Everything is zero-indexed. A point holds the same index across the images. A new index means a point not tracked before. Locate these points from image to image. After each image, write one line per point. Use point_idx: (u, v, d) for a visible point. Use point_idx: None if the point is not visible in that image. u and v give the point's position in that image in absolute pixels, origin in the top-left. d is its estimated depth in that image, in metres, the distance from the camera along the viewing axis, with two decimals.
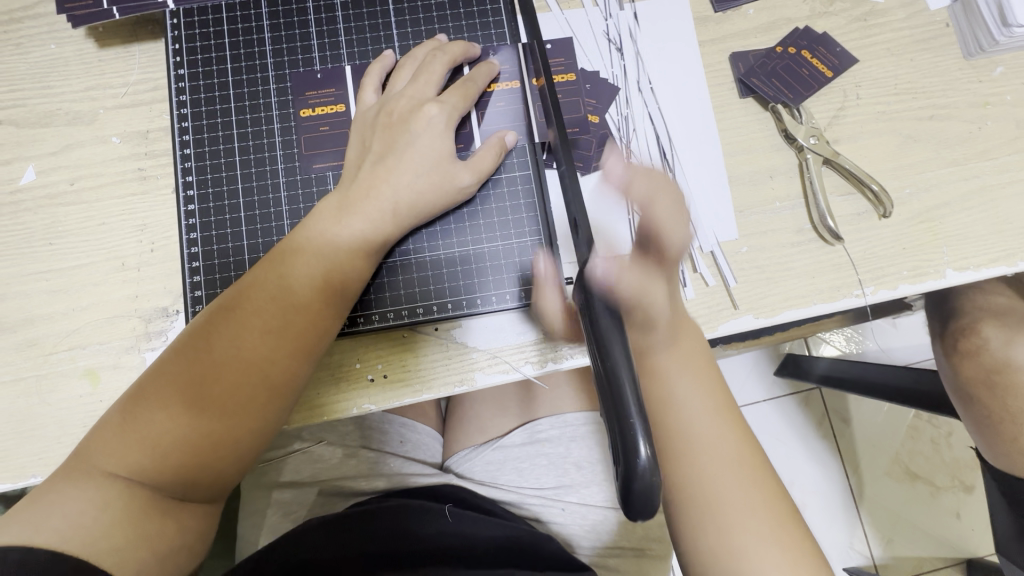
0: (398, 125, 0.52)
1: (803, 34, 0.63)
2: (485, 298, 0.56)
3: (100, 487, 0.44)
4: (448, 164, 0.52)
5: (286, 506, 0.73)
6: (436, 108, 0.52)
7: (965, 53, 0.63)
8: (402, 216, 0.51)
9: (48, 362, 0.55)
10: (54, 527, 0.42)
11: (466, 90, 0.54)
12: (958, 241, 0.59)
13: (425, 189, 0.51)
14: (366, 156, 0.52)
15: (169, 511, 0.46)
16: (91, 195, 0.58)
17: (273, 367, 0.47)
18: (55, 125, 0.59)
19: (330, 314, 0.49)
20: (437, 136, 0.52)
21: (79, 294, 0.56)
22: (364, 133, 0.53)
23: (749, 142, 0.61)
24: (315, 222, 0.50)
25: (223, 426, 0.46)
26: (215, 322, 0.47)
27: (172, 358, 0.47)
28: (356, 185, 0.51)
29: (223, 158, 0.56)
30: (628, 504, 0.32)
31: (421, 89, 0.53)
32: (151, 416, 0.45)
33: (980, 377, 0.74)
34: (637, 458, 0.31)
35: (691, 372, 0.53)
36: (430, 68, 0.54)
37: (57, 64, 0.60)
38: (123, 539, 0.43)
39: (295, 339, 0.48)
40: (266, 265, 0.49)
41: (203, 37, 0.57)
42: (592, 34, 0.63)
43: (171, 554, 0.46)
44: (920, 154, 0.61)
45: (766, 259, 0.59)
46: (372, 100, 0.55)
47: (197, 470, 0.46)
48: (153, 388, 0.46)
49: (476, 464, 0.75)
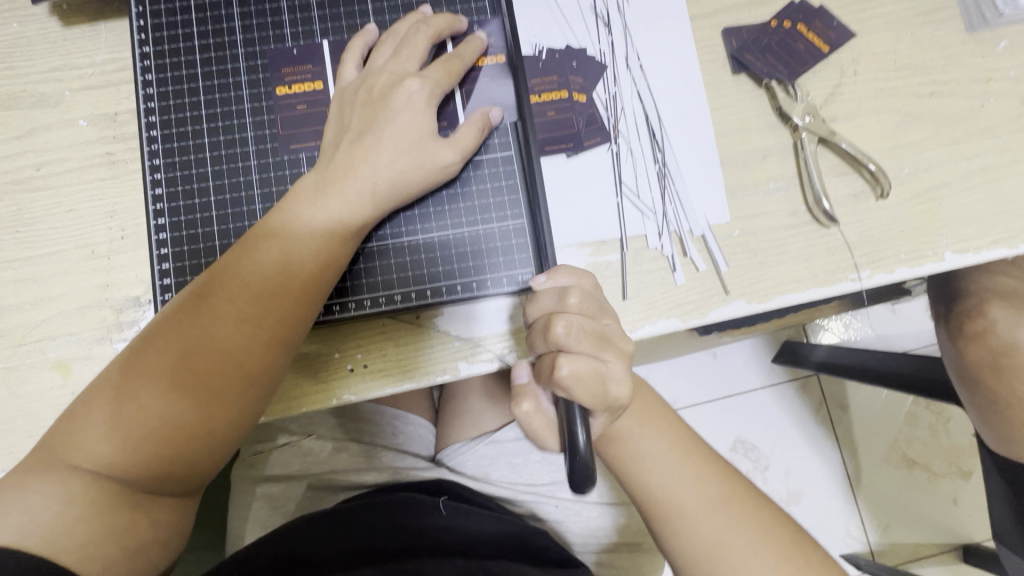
0: (378, 101, 0.50)
1: (799, 7, 0.61)
2: (466, 285, 0.54)
3: (64, 480, 0.43)
4: (429, 142, 0.50)
5: (273, 499, 0.71)
6: (417, 84, 0.50)
7: (968, 26, 0.60)
8: (381, 197, 0.49)
9: (17, 354, 0.53)
10: (17, 522, 0.41)
11: (450, 67, 0.52)
12: (958, 222, 0.57)
13: (405, 168, 0.49)
14: (344, 135, 0.50)
15: (137, 505, 0.44)
16: (57, 180, 0.56)
17: (249, 355, 0.46)
18: (20, 108, 0.56)
19: (306, 299, 0.47)
20: (417, 113, 0.50)
21: (49, 283, 0.54)
22: (343, 109, 0.51)
23: (742, 120, 0.59)
24: (290, 204, 0.48)
25: (196, 418, 0.45)
26: (186, 310, 0.46)
27: (143, 344, 0.45)
28: (333, 164, 0.49)
29: (192, 140, 0.53)
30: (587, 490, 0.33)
31: (403, 64, 0.51)
32: (121, 406, 0.44)
33: (985, 360, 0.73)
34: (576, 448, 0.39)
35: (655, 431, 0.51)
36: (412, 44, 0.52)
37: (20, 44, 0.57)
38: (86, 535, 0.42)
39: (271, 326, 0.46)
40: (239, 248, 0.47)
41: (170, 14, 0.55)
42: (578, 9, 0.60)
43: (141, 551, 0.45)
44: (920, 132, 0.59)
45: (758, 243, 0.57)
46: (352, 76, 0.53)
47: (169, 462, 0.45)
48: (123, 377, 0.45)
49: (467, 459, 0.72)
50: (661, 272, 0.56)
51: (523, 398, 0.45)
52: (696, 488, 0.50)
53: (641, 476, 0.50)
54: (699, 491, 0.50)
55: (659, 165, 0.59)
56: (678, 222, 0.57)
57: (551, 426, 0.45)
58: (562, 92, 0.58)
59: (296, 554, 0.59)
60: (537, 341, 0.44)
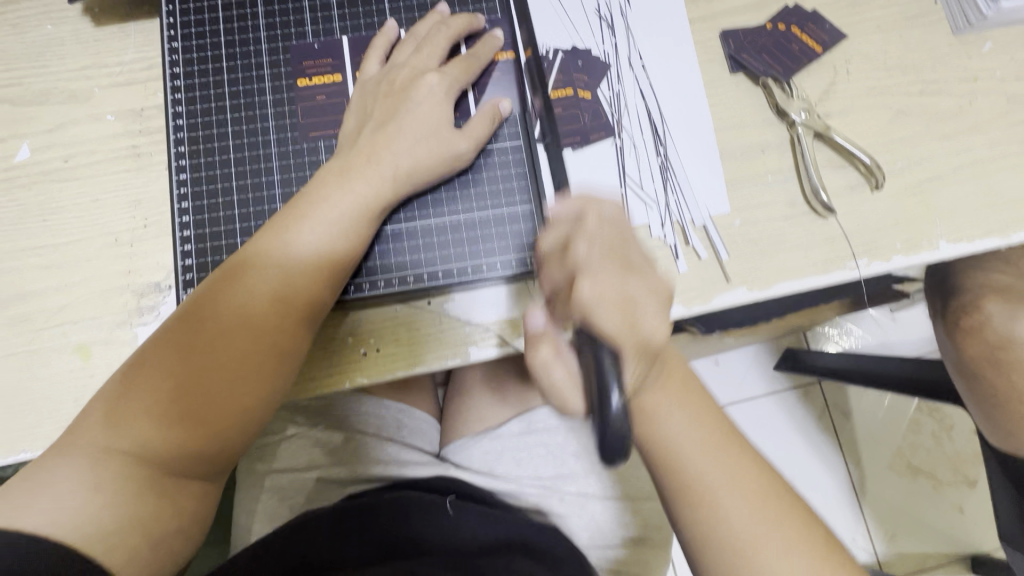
0: (400, 93, 0.53)
1: (793, 11, 0.64)
2: (476, 267, 0.55)
3: (94, 465, 0.44)
4: (445, 131, 0.53)
5: (281, 491, 0.72)
6: (436, 79, 0.54)
7: (953, 29, 0.64)
8: (402, 182, 0.52)
9: (39, 338, 0.55)
10: (46, 509, 0.42)
11: (468, 65, 0.56)
12: (951, 213, 0.59)
13: (425, 156, 0.52)
14: (367, 123, 0.53)
15: (164, 492, 0.45)
16: (84, 171, 0.58)
17: (281, 332, 0.48)
18: (50, 104, 0.59)
19: (333, 279, 0.50)
20: (437, 105, 0.53)
21: (72, 270, 0.56)
22: (366, 101, 0.54)
23: (740, 117, 0.62)
24: (314, 192, 0.51)
25: (233, 395, 0.46)
26: (219, 290, 0.48)
27: (176, 325, 0.47)
28: (356, 150, 0.52)
29: (216, 129, 0.56)
30: (604, 443, 0.37)
31: (424, 61, 0.55)
32: (156, 383, 0.45)
33: (982, 353, 0.74)
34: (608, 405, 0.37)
35: (691, 415, 0.51)
36: (434, 42, 0.55)
37: (53, 44, 0.60)
38: (114, 523, 0.43)
39: (300, 304, 0.49)
40: (267, 232, 0.50)
41: (198, 12, 0.58)
42: (583, 12, 0.64)
43: (165, 540, 0.45)
44: (911, 128, 0.61)
45: (758, 233, 0.59)
46: (374, 70, 0.56)
47: (203, 438, 0.46)
48: (156, 355, 0.46)
49: (472, 453, 0.73)
50: (665, 260, 0.58)
51: (541, 343, 0.46)
52: (729, 476, 0.49)
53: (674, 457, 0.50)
54: (733, 479, 0.49)
55: (661, 159, 0.61)
56: (681, 213, 0.59)
57: (571, 376, 0.44)
58: (569, 90, 0.61)
59: (307, 557, 0.60)
60: (555, 270, 0.45)
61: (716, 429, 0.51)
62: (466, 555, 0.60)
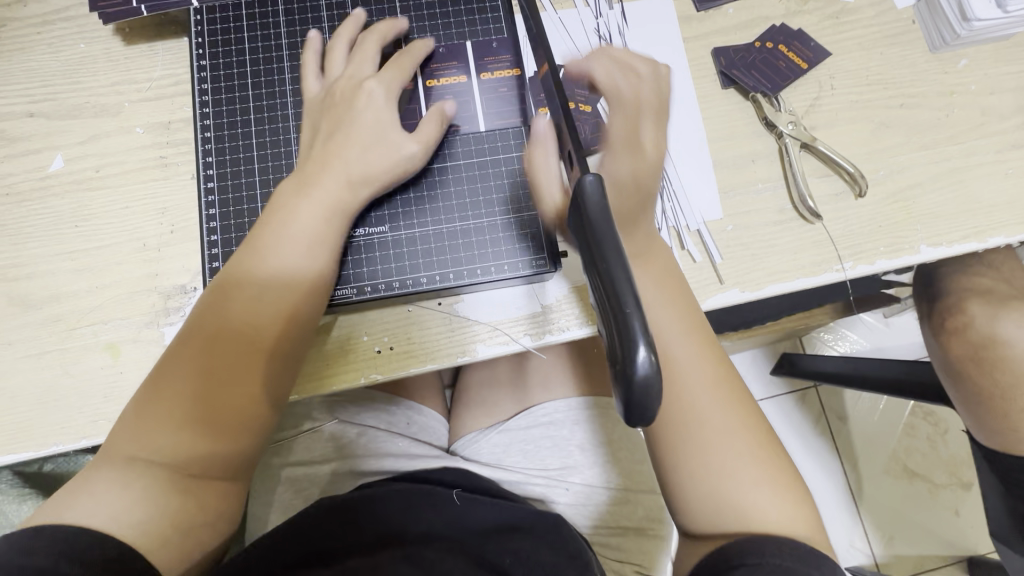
0: (342, 105, 0.56)
1: (780, 30, 0.68)
2: (485, 269, 0.59)
3: (120, 469, 0.47)
4: (392, 134, 0.56)
5: (296, 483, 0.75)
6: (375, 84, 0.57)
7: (931, 46, 0.68)
8: (357, 186, 0.54)
9: (71, 337, 0.58)
10: (85, 506, 0.45)
11: (401, 64, 0.59)
12: (931, 218, 0.63)
13: (377, 160, 0.55)
14: (316, 135, 0.56)
15: (187, 488, 0.48)
16: (114, 181, 0.62)
17: (267, 336, 0.50)
18: (83, 117, 0.63)
19: (313, 283, 0.52)
20: (380, 110, 0.56)
21: (102, 273, 0.59)
22: (313, 115, 0.57)
23: (732, 129, 0.66)
24: (280, 200, 0.54)
25: (231, 398, 0.49)
26: (210, 305, 0.51)
27: (176, 342, 0.51)
28: (310, 162, 0.55)
29: (242, 141, 0.60)
30: (630, 407, 0.34)
31: (359, 68, 0.58)
32: (158, 395, 0.49)
33: (967, 353, 0.77)
34: (637, 365, 0.33)
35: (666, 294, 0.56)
36: (364, 50, 0.59)
37: (86, 62, 0.64)
38: (144, 515, 0.46)
39: (283, 308, 0.51)
40: (250, 248, 0.53)
41: (224, 32, 0.62)
42: (583, 31, 0.68)
43: (192, 531, 0.48)
44: (893, 139, 0.65)
45: (750, 237, 0.62)
46: (316, 87, 0.59)
47: (211, 442, 0.48)
48: (159, 370, 0.50)
49: (481, 447, 0.77)
50: None
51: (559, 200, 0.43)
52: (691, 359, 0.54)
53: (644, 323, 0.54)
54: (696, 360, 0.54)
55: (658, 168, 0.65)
56: (676, 219, 0.63)
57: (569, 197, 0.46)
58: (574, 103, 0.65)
59: (323, 550, 0.62)
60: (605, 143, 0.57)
61: (694, 333, 0.55)
62: (475, 550, 0.63)
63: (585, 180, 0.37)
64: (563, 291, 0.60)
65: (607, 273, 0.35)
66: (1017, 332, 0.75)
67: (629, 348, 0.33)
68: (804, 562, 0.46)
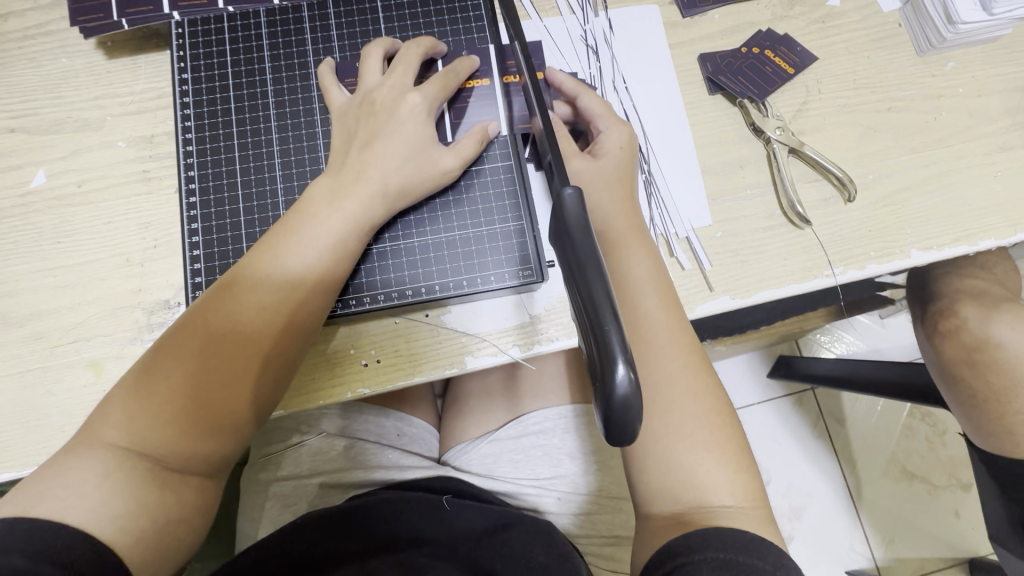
0: (381, 113, 0.55)
1: (766, 35, 0.68)
2: (472, 280, 0.58)
3: (100, 457, 0.46)
4: (429, 150, 0.56)
5: (285, 498, 0.73)
6: (418, 99, 0.56)
7: (918, 50, 0.68)
8: (392, 200, 0.54)
9: (53, 355, 0.57)
10: (57, 496, 0.44)
11: (446, 82, 0.58)
12: (921, 222, 0.63)
13: (411, 173, 0.55)
14: (353, 142, 0.55)
15: (166, 483, 0.47)
16: (96, 195, 0.61)
17: (268, 341, 0.50)
18: (64, 132, 0.62)
19: (320, 291, 0.52)
20: (419, 125, 0.56)
21: (85, 288, 0.59)
22: (348, 123, 0.57)
23: (720, 134, 0.65)
24: (303, 209, 0.53)
25: (224, 399, 0.48)
26: (215, 299, 0.51)
27: (176, 332, 0.50)
28: (348, 168, 0.54)
29: (225, 154, 0.59)
30: (609, 423, 0.33)
31: (402, 79, 0.57)
32: (153, 386, 0.48)
33: (961, 357, 0.76)
34: (614, 380, 0.32)
35: (658, 285, 0.55)
36: (407, 60, 0.58)
37: (67, 76, 0.64)
38: (121, 507, 0.45)
39: (287, 314, 0.50)
40: (260, 247, 0.52)
41: (206, 45, 0.62)
42: (569, 39, 0.68)
43: (169, 525, 0.46)
44: (881, 143, 0.65)
45: (739, 243, 0.62)
46: (341, 98, 0.59)
47: (200, 441, 0.48)
48: (156, 359, 0.49)
49: (472, 457, 0.76)
50: None
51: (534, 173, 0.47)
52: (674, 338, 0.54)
53: (636, 300, 0.54)
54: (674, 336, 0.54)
55: (646, 175, 0.64)
56: (665, 226, 0.63)
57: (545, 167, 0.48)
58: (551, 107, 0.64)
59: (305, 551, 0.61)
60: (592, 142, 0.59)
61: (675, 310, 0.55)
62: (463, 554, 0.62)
63: (564, 194, 0.37)
64: (551, 301, 0.60)
65: (585, 287, 0.34)
66: (1009, 335, 0.74)
67: (607, 363, 0.32)
68: (747, 551, 0.44)
